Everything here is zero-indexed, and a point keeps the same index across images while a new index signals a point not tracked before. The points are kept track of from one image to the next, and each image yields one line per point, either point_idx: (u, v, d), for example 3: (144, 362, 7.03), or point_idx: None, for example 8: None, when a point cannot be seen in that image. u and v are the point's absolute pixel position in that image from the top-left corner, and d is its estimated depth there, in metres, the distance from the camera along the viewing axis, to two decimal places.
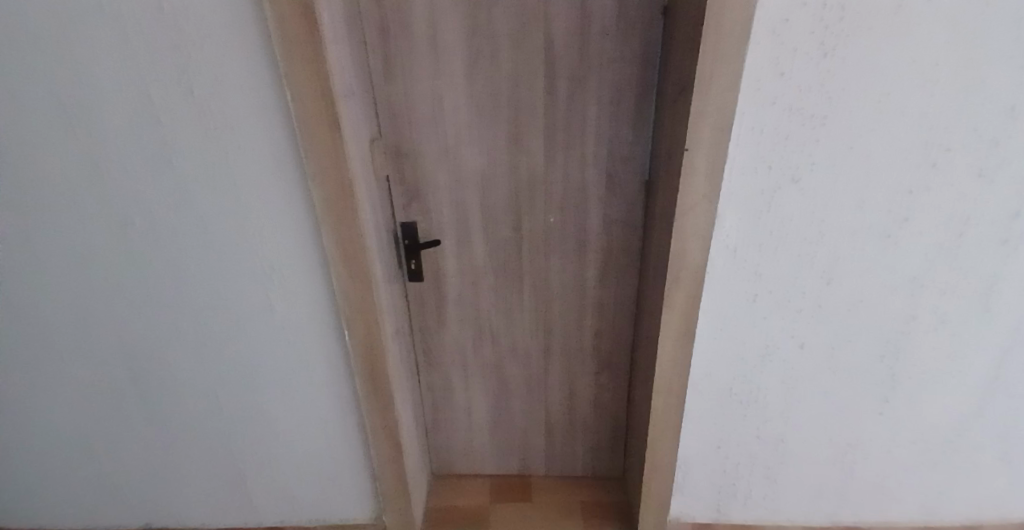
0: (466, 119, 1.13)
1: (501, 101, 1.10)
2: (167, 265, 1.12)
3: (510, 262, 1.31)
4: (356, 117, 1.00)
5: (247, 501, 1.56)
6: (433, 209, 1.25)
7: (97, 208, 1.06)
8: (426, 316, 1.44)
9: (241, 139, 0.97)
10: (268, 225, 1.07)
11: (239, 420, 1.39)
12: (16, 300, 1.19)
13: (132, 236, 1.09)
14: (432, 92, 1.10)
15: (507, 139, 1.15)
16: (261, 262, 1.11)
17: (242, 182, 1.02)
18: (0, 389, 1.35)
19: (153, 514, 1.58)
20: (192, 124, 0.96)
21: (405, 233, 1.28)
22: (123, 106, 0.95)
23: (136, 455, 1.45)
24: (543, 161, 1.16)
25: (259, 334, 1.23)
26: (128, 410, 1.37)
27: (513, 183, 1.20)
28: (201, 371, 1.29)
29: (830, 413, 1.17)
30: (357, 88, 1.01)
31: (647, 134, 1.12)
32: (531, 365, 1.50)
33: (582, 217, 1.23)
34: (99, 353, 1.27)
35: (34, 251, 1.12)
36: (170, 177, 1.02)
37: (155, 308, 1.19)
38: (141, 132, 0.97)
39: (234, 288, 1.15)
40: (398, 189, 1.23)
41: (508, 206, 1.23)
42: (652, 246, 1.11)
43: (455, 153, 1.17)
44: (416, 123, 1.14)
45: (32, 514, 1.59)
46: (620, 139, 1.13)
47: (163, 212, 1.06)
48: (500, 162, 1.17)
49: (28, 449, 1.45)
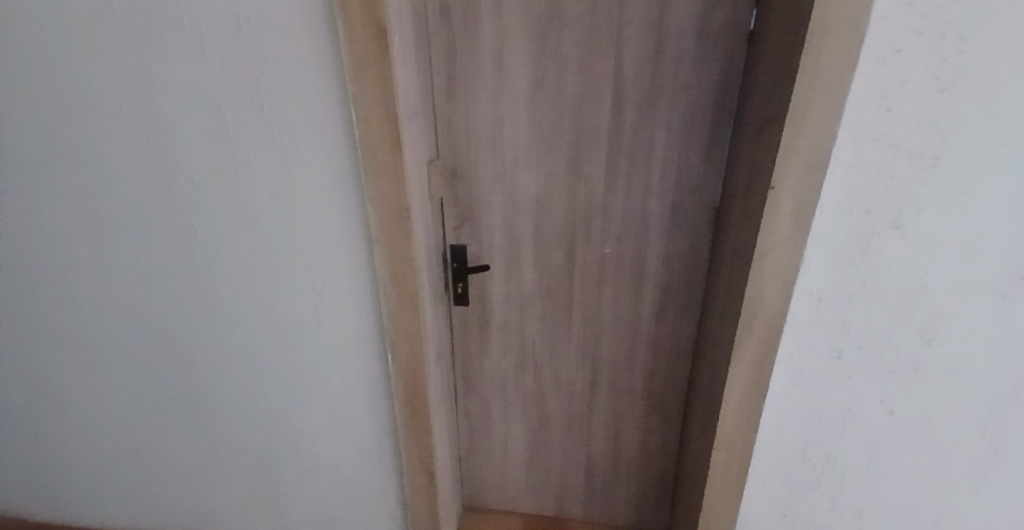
0: (528, 143, 1.09)
1: (566, 126, 1.06)
2: (221, 276, 1.13)
3: (561, 292, 1.26)
4: (417, 137, 0.98)
5: (279, 517, 1.54)
6: (486, 233, 1.22)
7: (159, 214, 1.07)
8: (469, 342, 1.39)
9: (302, 154, 0.97)
10: (321, 242, 1.05)
11: (277, 435, 1.37)
12: (77, 300, 1.22)
13: (191, 246, 1.10)
14: (496, 115, 1.07)
15: (568, 166, 1.10)
16: (311, 278, 1.10)
17: (300, 198, 1.01)
18: (55, 385, 1.38)
19: (186, 520, 1.58)
20: (256, 139, 0.97)
21: (455, 255, 1.23)
22: (194, 118, 0.97)
23: (174, 460, 1.46)
24: (605, 190, 1.12)
25: (303, 350, 1.21)
26: (170, 415, 1.37)
27: (571, 211, 1.15)
28: (244, 382, 1.29)
29: (915, 485, 1.06)
30: (421, 108, 1.00)
31: (717, 166, 1.06)
32: (574, 402, 1.43)
33: (641, 250, 1.17)
34: (149, 358, 1.28)
35: (98, 254, 1.15)
36: (231, 189, 1.02)
37: (205, 316, 1.19)
38: (208, 144, 0.98)
39: (283, 302, 1.14)
40: (451, 210, 1.20)
41: (564, 235, 1.18)
42: (719, 286, 1.03)
43: (513, 176, 1.14)
44: (476, 145, 1.11)
45: (72, 510, 1.61)
46: (688, 171, 1.07)
47: (221, 221, 1.06)
48: (557, 187, 1.13)
49: (74, 446, 1.48)
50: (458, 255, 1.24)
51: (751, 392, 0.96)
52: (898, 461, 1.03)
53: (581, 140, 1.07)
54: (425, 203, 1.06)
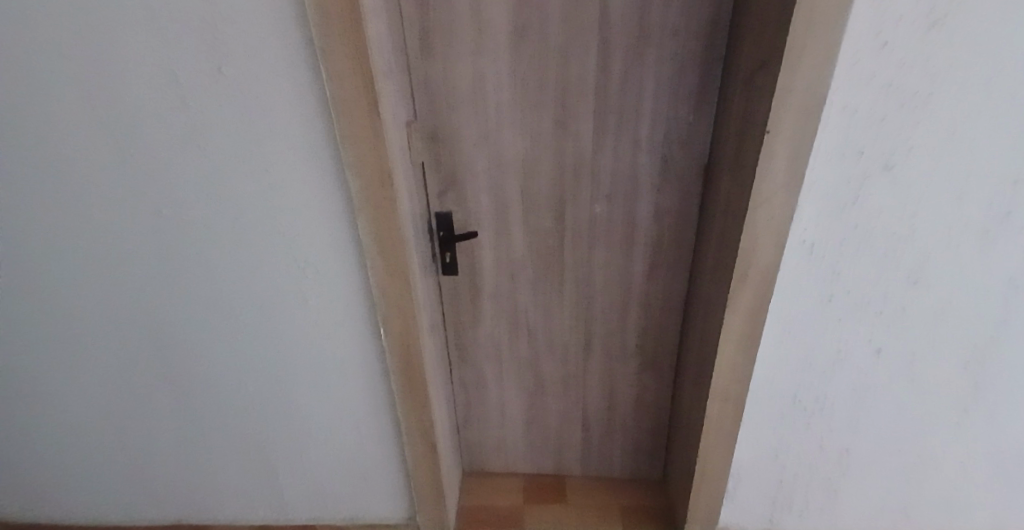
0: (510, 102, 1.06)
1: (549, 82, 1.03)
2: (199, 256, 1.09)
3: (552, 256, 1.25)
4: (394, 99, 0.94)
5: (281, 494, 1.54)
6: (472, 198, 1.19)
7: (127, 195, 1.02)
8: (461, 311, 1.38)
9: (274, 123, 0.92)
10: (302, 215, 1.02)
11: (271, 414, 1.36)
12: (49, 289, 1.17)
13: (164, 226, 1.05)
14: (476, 74, 1.03)
15: (553, 124, 1.07)
16: (295, 253, 1.07)
17: (276, 169, 0.97)
18: (34, 379, 1.33)
19: (184, 505, 1.57)
20: (223, 108, 0.91)
21: (440, 223, 1.21)
22: (151, 89, 0.90)
23: (166, 447, 1.44)
24: (591, 147, 1.09)
25: (292, 328, 1.18)
26: (159, 402, 1.34)
27: (557, 171, 1.13)
28: (233, 364, 1.26)
29: (902, 422, 1.10)
30: (396, 69, 0.95)
31: (704, 117, 1.04)
32: (569, 363, 1.44)
33: (630, 208, 1.16)
34: (131, 345, 1.24)
35: (64, 239, 1.09)
36: (200, 163, 0.97)
37: (186, 299, 1.16)
38: (170, 116, 0.93)
39: (267, 280, 1.11)
40: (434, 177, 1.16)
41: (552, 196, 1.16)
42: (710, 237, 1.03)
43: (497, 138, 1.10)
44: (456, 107, 1.07)
45: (67, 503, 1.59)
46: (675, 123, 1.05)
47: (195, 199, 1.01)
48: (543, 147, 1.10)
49: (61, 439, 1.44)
50: (445, 223, 1.21)
51: (746, 342, 0.97)
52: (885, 400, 1.07)
53: (566, 96, 1.04)
54: (407, 168, 1.03)
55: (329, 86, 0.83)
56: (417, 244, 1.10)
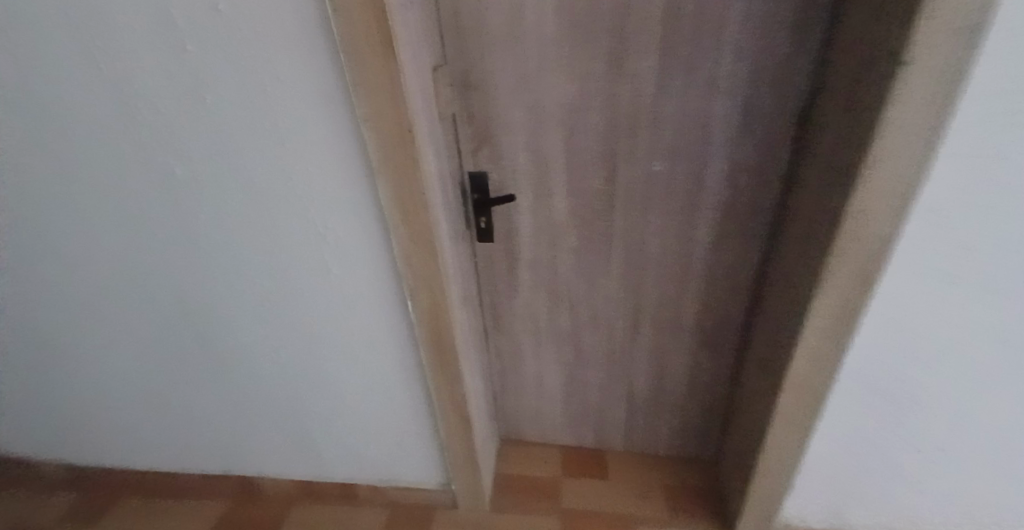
0: (555, 40, 0.89)
1: (603, 14, 0.85)
2: (216, 218, 1.00)
3: (598, 219, 1.10)
4: (416, 41, 0.79)
5: (317, 455, 1.53)
6: (508, 156, 1.04)
7: (135, 153, 0.94)
8: (495, 279, 1.26)
9: (281, 73, 0.79)
10: (318, 176, 0.90)
11: (302, 381, 1.31)
12: (71, 252, 1.12)
13: (177, 186, 0.97)
14: (514, 6, 0.86)
15: (606, 66, 0.90)
16: (315, 217, 0.96)
17: (286, 122, 0.84)
18: (71, 340, 1.32)
19: (227, 459, 1.59)
20: (221, 50, 0.78)
21: (474, 184, 1.08)
22: (142, 29, 0.78)
23: (204, 407, 1.43)
24: (652, 94, 0.92)
25: (318, 296, 1.10)
26: (192, 365, 1.32)
27: (609, 123, 0.96)
28: (261, 332, 1.21)
29: (1014, 417, 0.94)
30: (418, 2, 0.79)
31: (795, 54, 0.84)
32: (613, 336, 1.31)
33: (694, 166, 0.99)
34: (159, 309, 1.20)
35: (81, 200, 1.03)
36: (206, 116, 0.86)
37: (206, 265, 1.09)
38: (166, 60, 0.81)
39: (287, 248, 1.02)
40: (466, 132, 1.02)
41: (602, 152, 1.00)
42: (806, 199, 0.86)
43: (538, 85, 0.94)
44: (490, 48, 0.91)
45: (119, 453, 1.64)
46: (757, 64, 0.86)
47: (204, 156, 0.91)
48: (593, 95, 0.94)
49: (103, 396, 1.45)
50: (476, 184, 1.08)
51: (834, 324, 0.83)
52: (998, 392, 0.91)
53: (623, 31, 0.86)
54: (433, 124, 0.89)
55: (337, 28, 0.69)
56: (446, 211, 0.98)
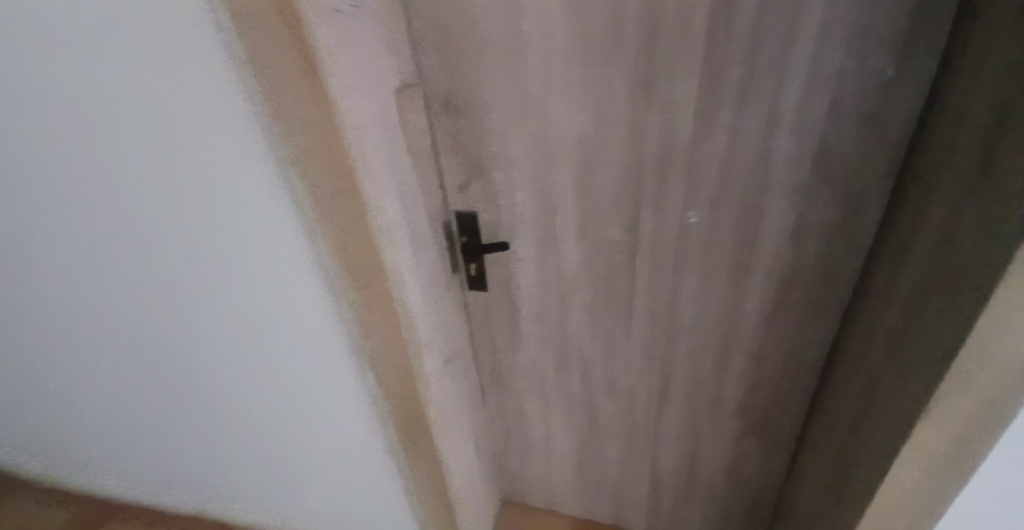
0: (563, 56, 0.68)
1: (627, 23, 0.64)
2: (168, 275, 0.85)
3: (618, 275, 0.89)
4: (368, 58, 0.59)
5: (297, 511, 1.36)
6: (506, 194, 0.84)
7: (67, 198, 0.80)
8: (494, 337, 1.05)
9: (202, 109, 0.62)
10: (271, 232, 0.72)
11: (273, 438, 1.15)
12: (20, 282, 1.00)
13: (120, 240, 0.82)
14: (509, 13, 0.66)
15: (630, 89, 0.69)
16: (277, 278, 0.78)
17: (225, 169, 0.67)
18: (35, 371, 1.21)
19: (207, 501, 1.45)
20: (132, 86, 0.62)
21: (464, 226, 0.88)
22: (43, 65, 0.64)
23: (176, 450, 1.29)
24: (689, 125, 0.70)
25: (294, 360, 0.93)
26: (157, 410, 1.18)
27: (633, 160, 0.75)
28: (232, 390, 1.06)
29: None
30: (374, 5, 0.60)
31: (892, 80, 0.61)
32: (635, 409, 1.08)
33: (743, 219, 0.76)
34: (113, 350, 1.06)
35: (20, 233, 0.90)
36: (134, 163, 0.70)
37: (167, 321, 0.95)
38: (77, 99, 0.66)
39: (252, 309, 0.85)
40: (453, 164, 0.83)
41: (624, 194, 0.79)
42: (911, 283, 0.63)
43: (543, 110, 0.74)
44: (479, 65, 0.71)
45: (101, 481, 1.54)
46: (836, 92, 0.63)
47: (140, 208, 0.76)
48: (612, 125, 0.73)
49: (76, 427, 1.34)
50: (464, 223, 0.88)
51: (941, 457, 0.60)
52: None
53: (654, 46, 0.65)
54: (399, 161, 0.68)
55: (243, 44, 0.50)
56: (420, 266, 0.78)
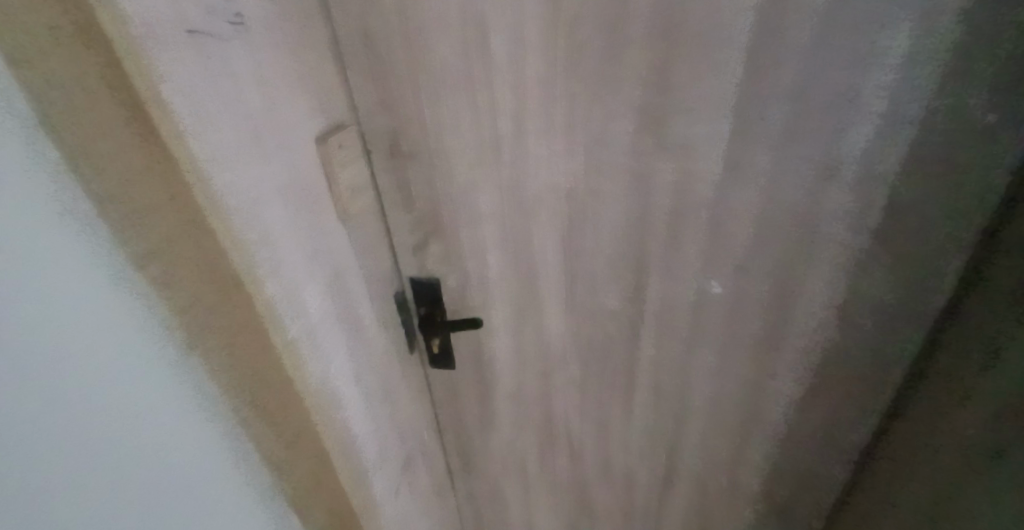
0: (545, 81, 0.52)
1: (631, 36, 0.48)
2: None
3: (616, 356, 0.70)
4: (248, 101, 0.41)
5: None
6: (473, 258, 0.65)
7: None
8: (461, 434, 0.83)
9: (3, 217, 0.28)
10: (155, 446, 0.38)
11: None
12: None
13: None
14: (472, 23, 0.49)
15: (632, 124, 0.53)
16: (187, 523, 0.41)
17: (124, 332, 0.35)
18: None
19: None
20: None
21: (422, 294, 0.69)
22: None
23: None
24: (712, 171, 0.54)
25: None
26: None
27: (638, 214, 0.58)
28: None
29: None
30: (264, 19, 0.42)
31: (977, 116, 0.46)
32: (638, 505, 0.88)
33: (780, 287, 0.59)
34: None
35: None
36: None
37: None
38: None
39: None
40: (403, 221, 0.63)
41: (626, 257, 0.61)
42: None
43: (518, 152, 0.56)
44: (433, 94, 0.54)
45: None
46: (907, 133, 0.48)
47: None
48: (609, 171, 0.56)
49: None
50: (421, 293, 0.69)
51: None
52: None
53: (666, 66, 0.49)
54: (320, 231, 0.50)
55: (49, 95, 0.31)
56: (355, 366, 0.58)
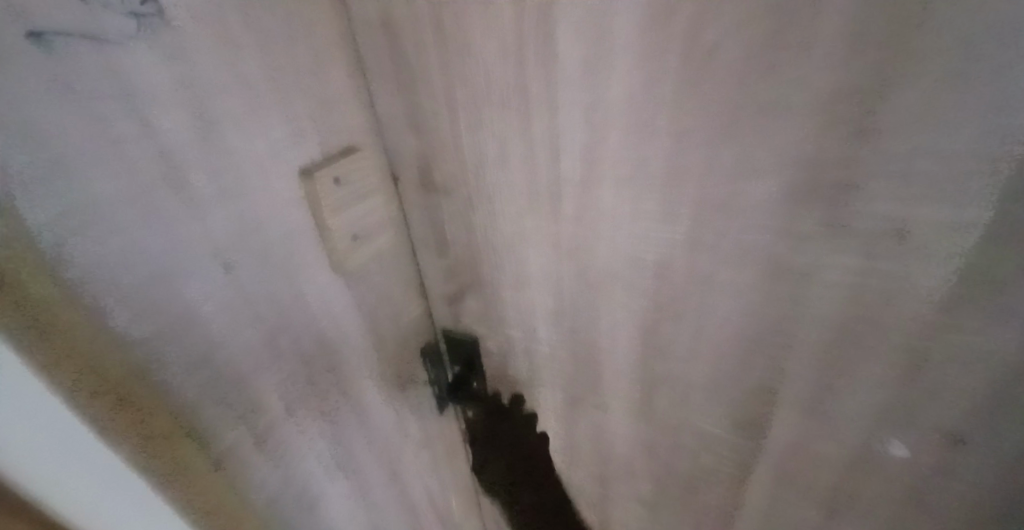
0: (638, 111, 0.32)
1: (814, 46, 0.26)
2: None
3: (703, 487, 0.50)
4: (161, 135, 0.27)
5: None
6: (518, 325, 0.49)
7: None
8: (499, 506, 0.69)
9: None
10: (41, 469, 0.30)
11: None
12: None
13: None
14: (532, 17, 0.32)
15: (787, 195, 0.30)
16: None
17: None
18: None
19: None
20: None
21: (460, 355, 0.54)
22: None
23: None
24: (927, 294, 0.30)
25: None
26: None
27: (772, 328, 0.36)
28: None
29: None
30: (208, 13, 0.28)
31: None
32: None
33: (1002, 493, 0.34)
34: None
35: None
36: None
37: None
38: None
39: None
40: (435, 266, 0.49)
41: (740, 379, 0.40)
42: None
43: (586, 205, 0.38)
44: (471, 115, 0.38)
45: None
46: None
47: None
48: (721, 256, 0.35)
49: None
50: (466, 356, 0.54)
51: None
52: None
53: (872, 109, 0.26)
54: (284, 299, 0.37)
55: None
56: (337, 454, 0.45)
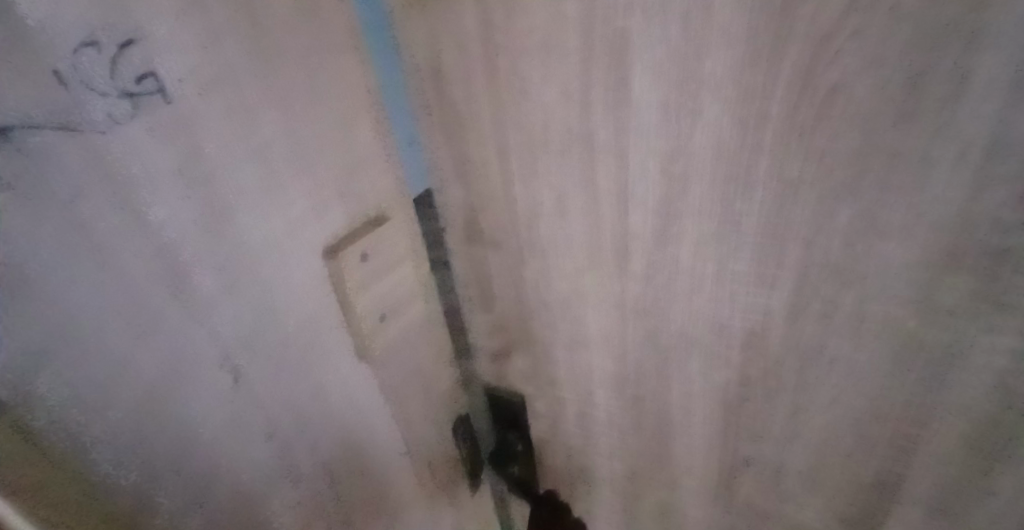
0: (727, 164, 0.27)
1: (968, 92, 0.21)
2: None
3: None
4: (159, 230, 0.22)
5: None
6: (571, 392, 0.44)
7: None
8: None
9: None
10: None
11: None
12: None
13: None
14: (604, 55, 0.27)
15: (917, 261, 0.25)
16: None
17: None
18: None
19: None
20: None
21: (502, 406, 0.49)
22: None
23: None
24: None
25: None
26: None
27: (887, 412, 0.30)
28: None
29: None
30: (218, 81, 0.24)
31: None
32: None
33: None
34: None
35: None
36: None
37: None
38: None
39: None
40: None
41: (846, 466, 0.34)
42: None
43: (655, 267, 0.33)
44: (525, 166, 0.33)
45: None
46: None
47: None
48: (825, 325, 0.29)
49: None
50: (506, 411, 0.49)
51: None
52: None
53: None
54: (303, 399, 0.31)
55: None
56: None
